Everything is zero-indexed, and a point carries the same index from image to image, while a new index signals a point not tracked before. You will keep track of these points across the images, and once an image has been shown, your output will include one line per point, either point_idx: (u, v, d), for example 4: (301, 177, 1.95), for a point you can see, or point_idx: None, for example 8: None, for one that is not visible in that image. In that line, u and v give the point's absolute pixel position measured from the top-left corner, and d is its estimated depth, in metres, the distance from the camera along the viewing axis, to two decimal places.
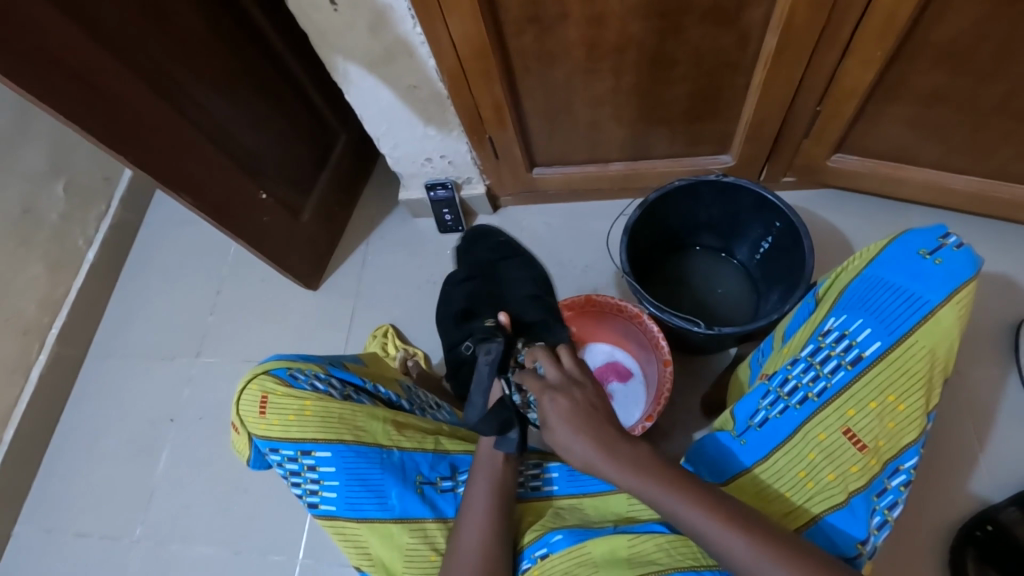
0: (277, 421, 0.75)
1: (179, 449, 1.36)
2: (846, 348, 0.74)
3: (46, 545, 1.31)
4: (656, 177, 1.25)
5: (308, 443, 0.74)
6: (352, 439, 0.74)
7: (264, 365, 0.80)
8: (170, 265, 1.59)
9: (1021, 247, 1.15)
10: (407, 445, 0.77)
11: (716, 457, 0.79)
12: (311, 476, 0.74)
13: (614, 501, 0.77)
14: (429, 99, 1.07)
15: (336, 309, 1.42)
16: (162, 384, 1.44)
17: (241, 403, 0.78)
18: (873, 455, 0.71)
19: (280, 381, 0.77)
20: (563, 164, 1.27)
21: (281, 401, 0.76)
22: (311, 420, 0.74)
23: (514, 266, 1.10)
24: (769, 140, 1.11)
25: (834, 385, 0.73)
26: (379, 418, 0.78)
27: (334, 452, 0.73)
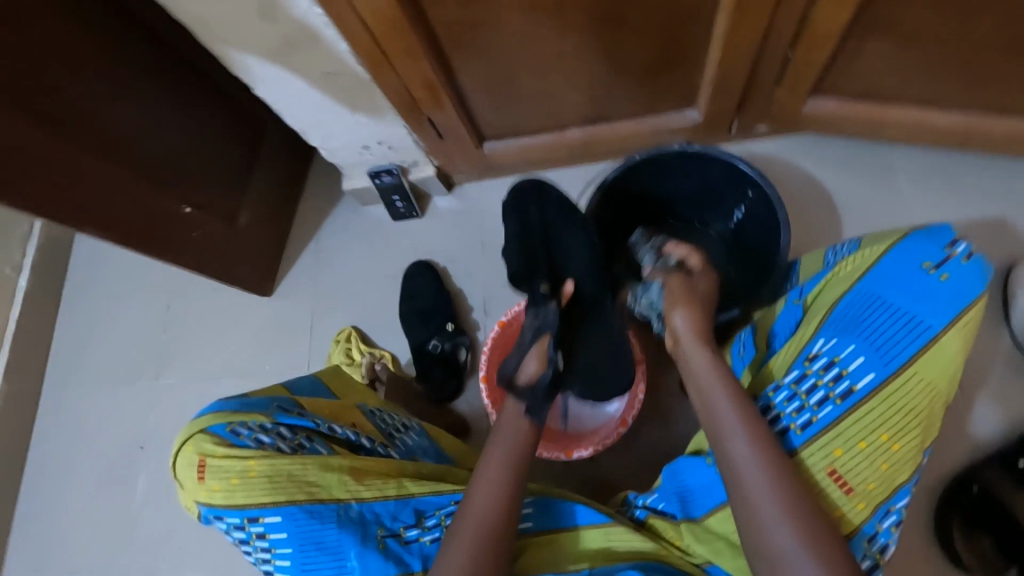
0: (220, 487, 0.70)
1: (155, 476, 1.31)
2: (835, 377, 0.68)
3: None
4: (619, 141, 1.14)
5: (255, 509, 0.69)
6: (305, 498, 0.70)
7: (202, 422, 0.76)
8: (114, 280, 1.48)
9: (1008, 183, 1.08)
10: (365, 496, 0.72)
11: (693, 483, 0.74)
12: (262, 543, 0.71)
13: (591, 537, 0.73)
14: (352, 86, 0.94)
15: (293, 315, 1.33)
16: (123, 412, 1.37)
17: (180, 467, 0.73)
18: (861, 499, 0.65)
19: (220, 442, 0.72)
20: (515, 136, 1.14)
21: (222, 464, 0.71)
22: (257, 482, 0.70)
23: (566, 234, 0.94)
24: (738, 91, 0.99)
25: (820, 420, 0.67)
26: (334, 469, 0.72)
27: (284, 516, 0.70)
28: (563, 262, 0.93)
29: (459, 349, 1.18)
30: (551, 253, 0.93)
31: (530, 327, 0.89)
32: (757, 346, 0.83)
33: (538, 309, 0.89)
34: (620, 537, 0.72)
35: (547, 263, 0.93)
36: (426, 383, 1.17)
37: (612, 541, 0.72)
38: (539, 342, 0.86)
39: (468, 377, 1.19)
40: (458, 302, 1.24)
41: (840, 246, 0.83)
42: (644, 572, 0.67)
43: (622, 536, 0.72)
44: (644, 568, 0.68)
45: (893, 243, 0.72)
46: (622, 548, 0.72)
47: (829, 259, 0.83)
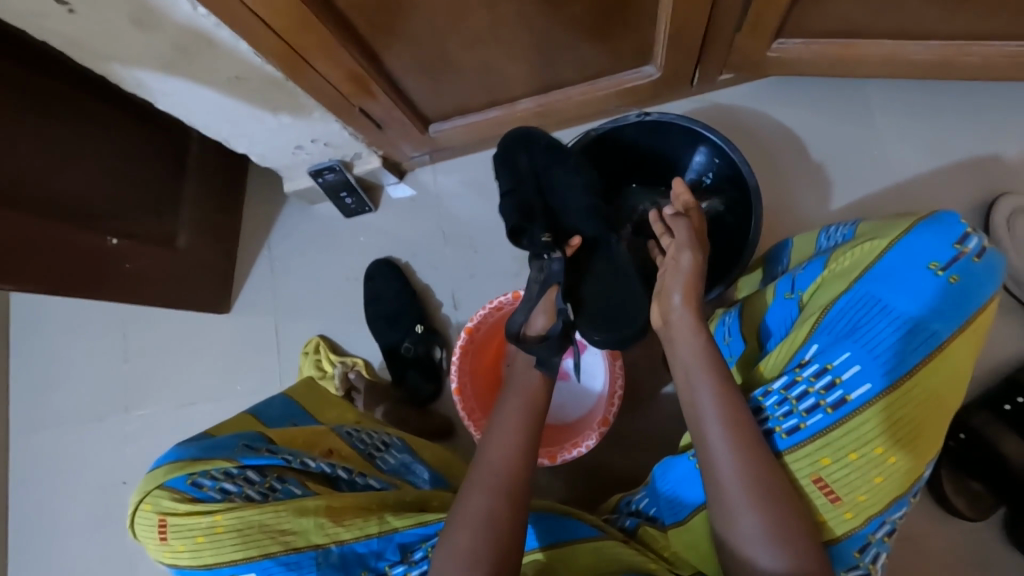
0: (184, 547, 0.67)
1: None
2: (827, 385, 0.65)
3: None
4: (574, 108, 1.05)
5: (226, 568, 0.66)
6: (279, 549, 0.67)
7: (160, 475, 0.72)
8: (61, 314, 1.39)
9: (985, 110, 1.02)
10: (345, 538, 0.70)
11: (676, 485, 0.72)
12: None
13: (579, 552, 0.71)
14: (266, 87, 0.83)
15: (257, 330, 1.26)
16: (96, 450, 1.31)
17: (139, 528, 0.70)
18: (849, 509, 0.63)
19: (182, 497, 0.69)
20: (461, 115, 1.05)
21: (183, 523, 0.67)
22: (225, 539, 0.66)
23: (559, 169, 0.90)
24: (696, 43, 0.90)
25: (809, 427, 0.65)
26: (309, 512, 0.69)
27: (258, 572, 0.66)
28: (559, 203, 0.89)
29: (433, 350, 1.13)
30: (543, 189, 0.89)
31: (536, 281, 0.87)
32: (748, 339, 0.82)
33: (539, 262, 0.86)
34: (608, 552, 0.71)
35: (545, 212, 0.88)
36: (401, 388, 1.13)
37: (599, 557, 0.70)
38: (547, 295, 0.85)
39: (445, 377, 1.15)
40: (426, 298, 1.18)
41: (833, 231, 0.81)
42: None
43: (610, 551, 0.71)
44: None
45: (897, 240, 0.68)
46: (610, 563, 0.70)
47: (823, 245, 0.82)
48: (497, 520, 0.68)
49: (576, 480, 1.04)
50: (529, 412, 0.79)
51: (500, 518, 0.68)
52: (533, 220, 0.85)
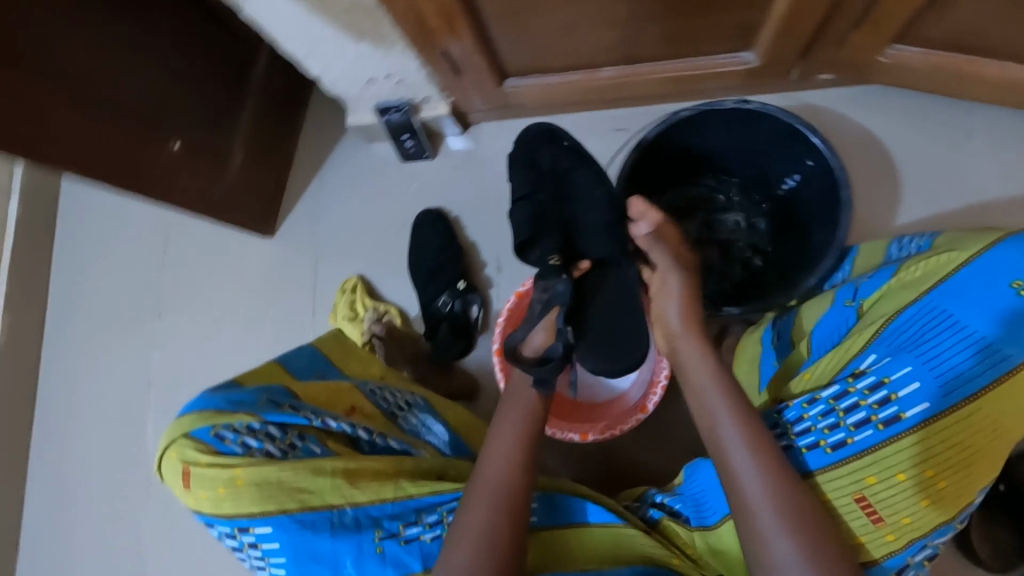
0: (207, 496, 0.70)
1: (163, 415, 1.28)
2: (882, 401, 0.63)
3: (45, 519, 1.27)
4: (656, 83, 1.00)
5: (244, 519, 0.70)
6: (296, 506, 0.69)
7: (185, 425, 0.75)
8: (107, 213, 1.40)
9: None
10: (359, 500, 0.71)
11: (701, 490, 0.73)
12: (255, 551, 0.72)
13: (597, 537, 0.73)
14: (355, 10, 0.80)
15: (297, 259, 1.26)
16: (126, 349, 1.32)
17: (167, 473, 0.74)
18: (890, 530, 0.62)
19: (204, 449, 0.72)
20: (540, 73, 1.00)
21: (206, 474, 0.70)
22: (245, 493, 0.69)
23: (579, 176, 0.85)
24: (806, 33, 0.85)
25: (856, 442, 0.63)
26: (326, 473, 0.71)
27: (275, 527, 0.69)
28: (576, 217, 0.83)
29: (469, 307, 1.12)
30: (562, 197, 0.84)
31: (537, 300, 0.81)
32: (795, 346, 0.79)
33: (544, 282, 0.80)
34: (627, 540, 0.72)
35: (560, 222, 0.82)
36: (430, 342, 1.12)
37: (618, 544, 0.72)
38: (547, 314, 0.80)
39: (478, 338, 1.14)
40: (470, 256, 1.16)
41: (907, 242, 0.81)
42: None
43: (630, 539, 0.72)
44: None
45: (974, 257, 0.66)
46: (629, 550, 0.72)
47: (893, 255, 0.80)
48: (495, 536, 0.68)
49: (595, 464, 1.02)
50: (527, 430, 0.78)
51: (498, 532, 0.68)
52: (540, 232, 0.80)
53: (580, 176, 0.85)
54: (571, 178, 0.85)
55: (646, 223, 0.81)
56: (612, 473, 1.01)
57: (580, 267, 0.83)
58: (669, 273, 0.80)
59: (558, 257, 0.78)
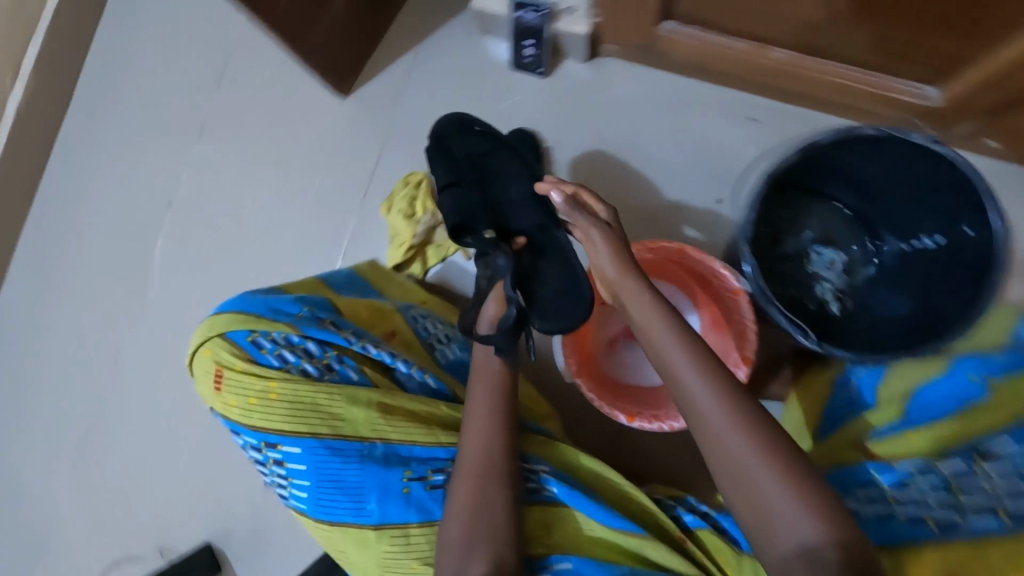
0: (237, 403, 0.72)
1: (177, 240, 1.20)
2: (1014, 485, 0.60)
3: (38, 299, 1.24)
4: (820, 85, 0.91)
5: (274, 434, 0.71)
6: (325, 430, 0.70)
7: (223, 324, 0.76)
8: (170, 6, 1.25)
9: None
10: (390, 438, 0.71)
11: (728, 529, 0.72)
12: (280, 470, 0.72)
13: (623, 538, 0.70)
14: None
15: (365, 130, 1.15)
16: (154, 160, 1.22)
17: (199, 373, 0.76)
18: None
19: (242, 355, 0.73)
20: (704, 26, 0.90)
21: (240, 379, 0.72)
22: (277, 406, 0.70)
23: (495, 158, 0.94)
24: (1016, 88, 0.76)
25: (974, 524, 0.59)
26: (360, 404, 0.71)
27: (303, 449, 0.70)
28: (502, 203, 0.91)
29: None
30: (485, 180, 0.93)
31: (485, 277, 0.86)
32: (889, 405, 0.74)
33: (487, 260, 0.85)
34: (654, 549, 0.69)
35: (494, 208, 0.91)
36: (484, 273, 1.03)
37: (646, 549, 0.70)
38: (497, 282, 0.82)
39: None
40: None
41: None
42: None
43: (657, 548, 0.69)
44: None
45: None
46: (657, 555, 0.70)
47: None
48: (484, 509, 0.67)
49: (605, 443, 0.99)
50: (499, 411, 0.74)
51: (490, 508, 0.68)
52: (472, 213, 0.89)
53: (494, 160, 0.94)
54: (488, 161, 0.94)
55: (558, 193, 0.78)
56: (619, 457, 0.98)
57: (516, 243, 0.88)
58: (592, 225, 0.77)
59: (488, 231, 0.87)
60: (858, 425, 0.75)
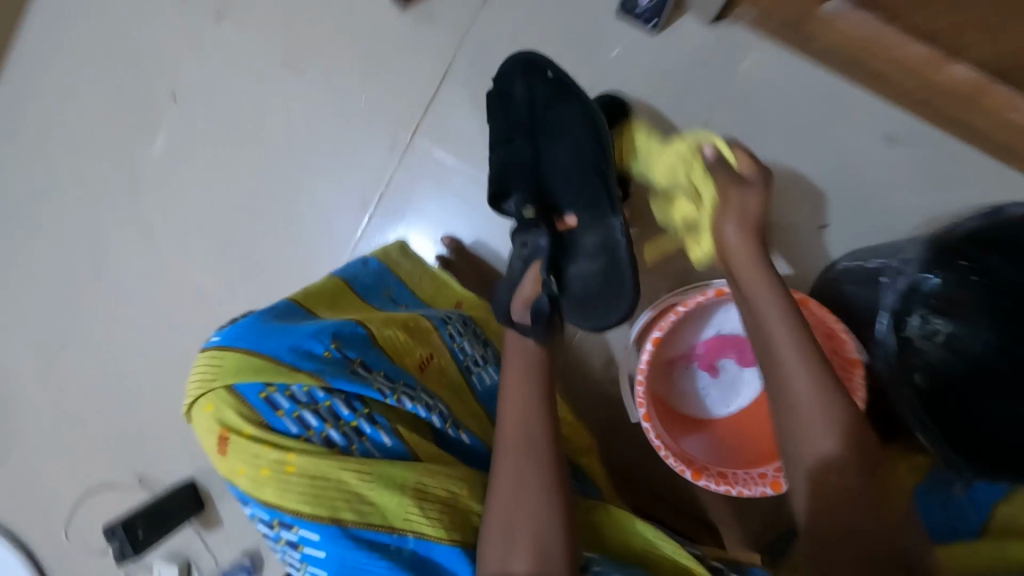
0: (247, 474, 0.59)
1: (180, 144, 1.03)
2: None
3: (27, 175, 1.10)
4: (992, 123, 0.74)
5: (289, 515, 0.57)
6: (351, 518, 0.57)
7: (228, 373, 0.61)
8: None
9: None
10: (425, 533, 0.57)
11: None
12: (295, 551, 0.59)
13: None
14: None
15: (429, 52, 0.95)
16: (176, 31, 1.01)
17: (204, 432, 0.62)
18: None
19: (247, 416, 0.60)
20: (872, 12, 0.72)
21: (248, 449, 0.59)
22: (292, 484, 0.57)
23: (564, 108, 0.77)
24: None
25: None
26: (388, 489, 0.57)
27: (322, 535, 0.57)
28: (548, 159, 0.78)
29: None
30: (537, 133, 0.79)
31: (517, 256, 0.76)
32: None
33: (523, 236, 0.76)
34: None
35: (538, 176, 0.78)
36: None
37: None
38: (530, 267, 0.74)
39: None
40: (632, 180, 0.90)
41: None
42: None
43: None
44: None
45: None
46: None
47: None
48: (526, 480, 0.61)
49: (633, 463, 0.91)
50: (534, 383, 0.69)
51: (532, 486, 0.60)
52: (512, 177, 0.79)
53: (562, 116, 0.77)
54: (551, 108, 0.78)
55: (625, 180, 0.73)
56: (644, 480, 0.91)
57: (564, 221, 0.78)
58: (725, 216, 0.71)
59: (526, 207, 0.76)
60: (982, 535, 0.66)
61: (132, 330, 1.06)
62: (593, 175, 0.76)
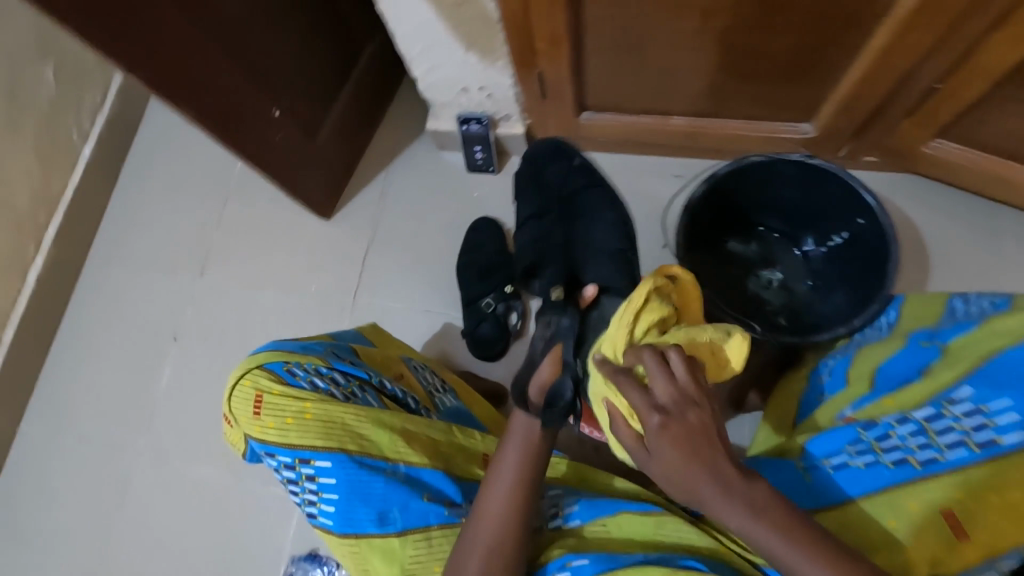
0: (275, 424, 0.74)
1: (184, 370, 1.28)
2: (977, 425, 0.63)
3: (49, 445, 1.27)
4: (721, 141, 1.08)
5: (307, 451, 0.72)
6: (355, 449, 0.73)
7: (261, 358, 0.79)
8: (172, 162, 1.41)
9: None
10: (413, 459, 0.74)
11: (780, 491, 0.69)
12: (310, 486, 0.73)
13: (641, 523, 0.69)
14: (476, 20, 0.90)
15: (350, 240, 1.29)
16: (163, 293, 1.33)
17: (236, 402, 0.77)
18: (973, 550, 0.59)
19: (276, 379, 0.76)
20: (616, 112, 1.09)
21: (279, 403, 0.75)
22: (311, 425, 0.73)
23: (591, 196, 1.01)
24: (865, 116, 0.94)
25: (949, 460, 0.62)
26: (384, 426, 0.75)
27: (334, 463, 0.72)
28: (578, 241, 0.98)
29: (511, 313, 1.17)
30: (571, 214, 1.01)
31: (541, 335, 0.85)
32: (851, 381, 0.77)
33: (550, 319, 0.86)
34: (674, 526, 0.68)
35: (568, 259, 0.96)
36: (474, 342, 1.16)
37: (663, 529, 0.68)
38: (553, 349, 0.81)
39: (512, 340, 1.18)
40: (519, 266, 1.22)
41: (972, 299, 0.79)
42: (706, 562, 0.63)
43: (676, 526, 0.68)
44: (704, 558, 0.64)
45: None
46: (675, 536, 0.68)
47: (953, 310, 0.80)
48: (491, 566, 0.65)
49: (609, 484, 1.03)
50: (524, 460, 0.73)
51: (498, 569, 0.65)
52: (544, 253, 1.00)
53: (589, 198, 1.01)
54: (577, 196, 1.02)
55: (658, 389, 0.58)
56: None
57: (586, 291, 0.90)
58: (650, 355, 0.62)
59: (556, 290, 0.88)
60: (826, 393, 0.79)
61: (163, 546, 1.18)
62: (617, 255, 0.95)
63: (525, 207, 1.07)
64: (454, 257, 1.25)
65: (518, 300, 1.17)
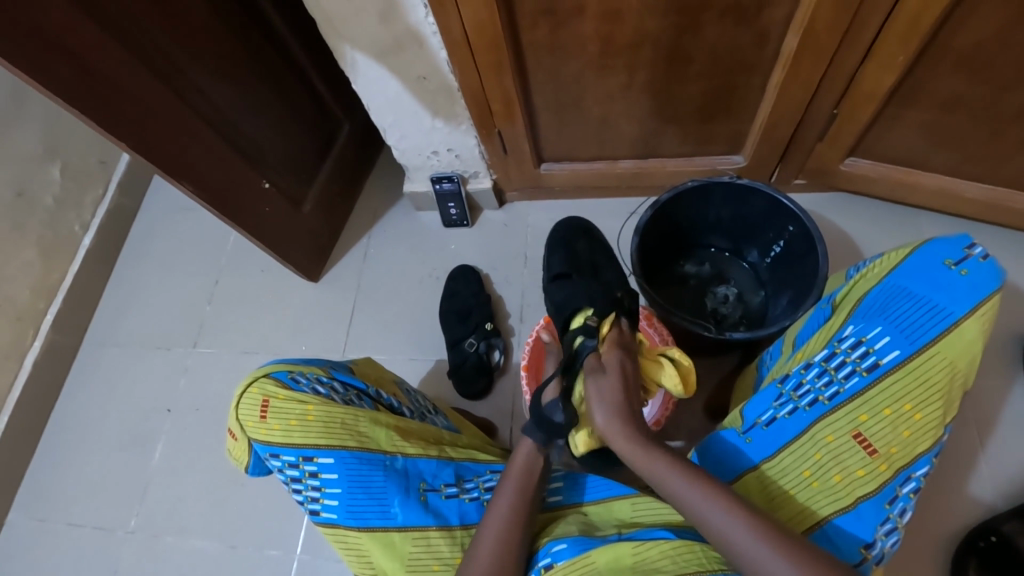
0: (279, 426, 0.78)
1: (177, 441, 1.30)
2: (861, 354, 0.72)
3: (40, 533, 1.25)
4: (665, 177, 1.21)
5: (310, 449, 0.77)
6: (355, 445, 0.78)
7: (266, 368, 0.84)
8: (166, 246, 1.51)
9: (1003, 252, 1.16)
10: (410, 451, 0.80)
11: (724, 457, 0.78)
12: (313, 482, 0.78)
13: (618, 507, 0.79)
14: (438, 92, 1.05)
15: (337, 299, 1.37)
16: (157, 368, 1.37)
17: (241, 407, 0.81)
18: (883, 461, 0.69)
19: (281, 385, 0.81)
20: (570, 161, 1.21)
21: (283, 406, 0.79)
22: (314, 425, 0.78)
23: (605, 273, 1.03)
24: (783, 143, 1.08)
25: (846, 390, 0.71)
26: (382, 424, 0.81)
27: (336, 459, 0.77)
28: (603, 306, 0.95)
29: (491, 350, 1.23)
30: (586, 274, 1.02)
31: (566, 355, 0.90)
32: (784, 351, 0.86)
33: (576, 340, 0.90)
34: (645, 506, 0.78)
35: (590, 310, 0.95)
36: (456, 379, 1.21)
37: (638, 510, 0.78)
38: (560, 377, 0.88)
39: (494, 377, 1.24)
40: (497, 306, 1.30)
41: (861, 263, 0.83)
42: (674, 532, 0.71)
43: (647, 505, 0.78)
44: (673, 529, 0.72)
45: (917, 247, 0.75)
46: (648, 516, 0.77)
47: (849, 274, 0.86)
48: None
49: None
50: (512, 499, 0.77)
51: None
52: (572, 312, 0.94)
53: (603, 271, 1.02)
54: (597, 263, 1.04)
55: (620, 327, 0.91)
56: None
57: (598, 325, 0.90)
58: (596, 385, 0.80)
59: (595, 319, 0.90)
60: (770, 369, 0.88)
61: None
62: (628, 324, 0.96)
63: (555, 262, 1.06)
64: (436, 305, 1.33)
65: (497, 337, 1.24)
